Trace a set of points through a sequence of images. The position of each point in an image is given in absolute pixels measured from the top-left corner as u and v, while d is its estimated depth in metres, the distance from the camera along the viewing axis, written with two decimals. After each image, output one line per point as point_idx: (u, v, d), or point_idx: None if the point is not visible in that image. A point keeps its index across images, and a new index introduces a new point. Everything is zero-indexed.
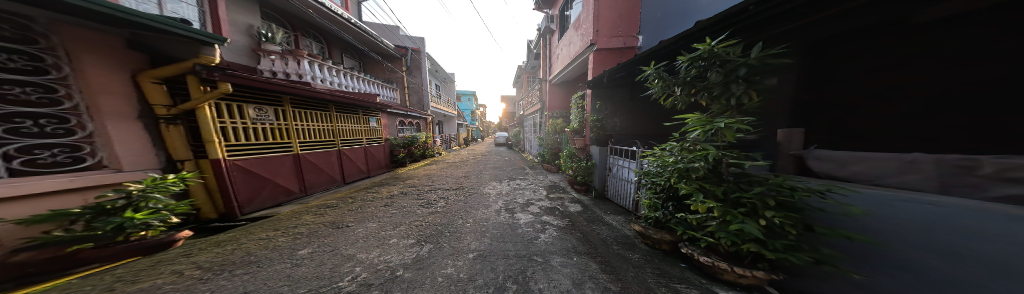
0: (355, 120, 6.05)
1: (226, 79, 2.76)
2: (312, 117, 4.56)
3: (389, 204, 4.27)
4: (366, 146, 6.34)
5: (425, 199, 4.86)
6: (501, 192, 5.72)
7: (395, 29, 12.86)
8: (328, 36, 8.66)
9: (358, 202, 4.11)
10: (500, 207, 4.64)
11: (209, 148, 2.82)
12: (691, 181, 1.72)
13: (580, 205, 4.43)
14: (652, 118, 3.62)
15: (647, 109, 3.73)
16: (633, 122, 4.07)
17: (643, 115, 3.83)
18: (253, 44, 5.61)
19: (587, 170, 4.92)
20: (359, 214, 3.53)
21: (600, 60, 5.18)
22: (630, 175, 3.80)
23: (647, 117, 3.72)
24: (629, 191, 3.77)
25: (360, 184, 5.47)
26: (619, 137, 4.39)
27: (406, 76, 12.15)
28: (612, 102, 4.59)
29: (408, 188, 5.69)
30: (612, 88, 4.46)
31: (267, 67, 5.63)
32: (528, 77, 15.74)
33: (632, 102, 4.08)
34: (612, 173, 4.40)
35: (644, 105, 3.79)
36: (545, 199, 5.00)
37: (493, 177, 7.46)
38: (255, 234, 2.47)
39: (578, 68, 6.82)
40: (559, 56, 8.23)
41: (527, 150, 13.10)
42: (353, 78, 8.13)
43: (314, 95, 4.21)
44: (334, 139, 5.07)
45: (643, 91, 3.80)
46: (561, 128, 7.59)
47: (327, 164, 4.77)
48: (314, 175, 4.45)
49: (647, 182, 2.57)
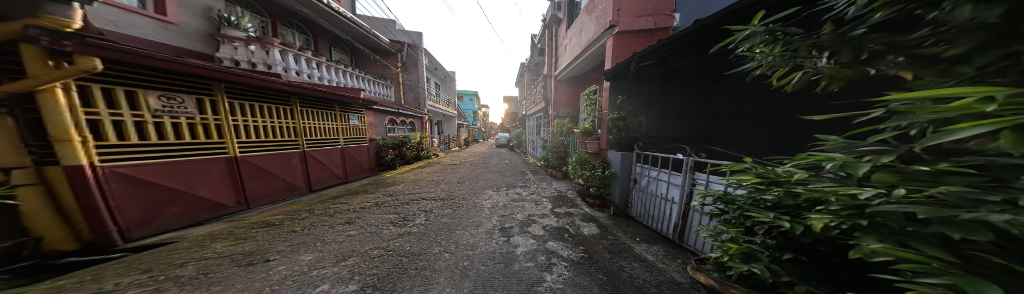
0: (330, 117, 5.25)
1: (83, 50, 1.95)
2: (267, 112, 3.78)
3: (352, 221, 3.36)
4: (344, 147, 5.52)
5: (402, 213, 3.96)
6: (496, 205, 4.80)
7: (389, 23, 12.15)
8: (313, 26, 7.97)
9: (312, 219, 3.23)
10: (493, 226, 3.72)
11: (65, 151, 2.04)
12: (914, 242, 0.65)
13: (596, 227, 3.53)
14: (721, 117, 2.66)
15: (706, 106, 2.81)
16: (679, 123, 3.13)
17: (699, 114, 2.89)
18: (213, 29, 4.83)
19: (604, 180, 3.94)
20: (299, 238, 2.62)
21: (621, 46, 4.23)
22: (671, 193, 2.78)
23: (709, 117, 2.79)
24: (670, 214, 2.78)
25: (331, 192, 4.63)
26: (648, 140, 3.59)
27: (402, 73, 11.36)
28: (643, 96, 3.69)
29: (388, 197, 4.81)
30: (639, 79, 3.67)
31: (229, 55, 4.88)
32: (531, 75, 14.84)
33: (680, 97, 3.13)
34: (641, 187, 3.41)
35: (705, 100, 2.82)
36: (550, 218, 4.05)
37: (490, 183, 6.55)
38: (107, 282, 1.65)
39: (591, 59, 5.85)
40: (567, 48, 7.26)
41: (529, 152, 12.17)
42: (337, 71, 7.34)
43: (267, 85, 3.50)
44: (300, 138, 4.28)
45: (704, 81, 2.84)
46: (569, 130, 6.62)
47: (285, 169, 3.96)
48: (266, 183, 3.64)
49: (719, 211, 1.64)
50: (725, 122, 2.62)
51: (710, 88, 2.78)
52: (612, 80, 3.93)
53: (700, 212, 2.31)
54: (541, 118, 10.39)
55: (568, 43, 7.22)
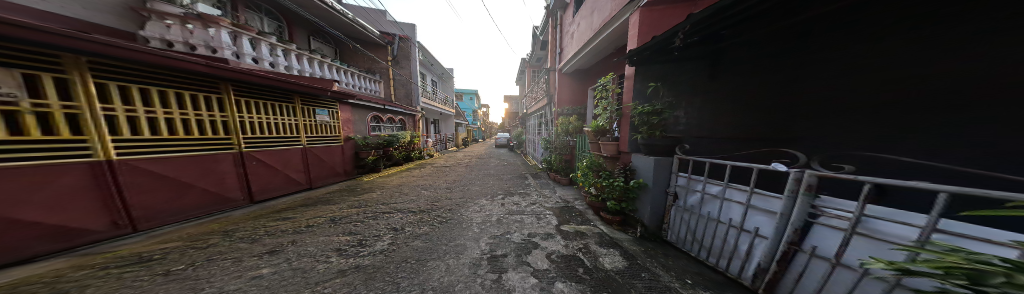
0: (288, 111, 4.34)
1: None
2: (172, 101, 2.86)
3: (282, 247, 2.35)
4: (307, 147, 4.59)
5: (361, 233, 2.98)
6: (488, 220, 3.83)
7: (380, 15, 11.28)
8: (286, 13, 7.07)
9: (216, 248, 2.22)
10: (479, 255, 2.71)
11: None
12: None
13: (619, 256, 2.58)
14: (816, 102, 1.67)
15: (790, 90, 1.83)
16: (739, 116, 2.17)
17: (772, 102, 1.94)
18: (137, 1, 3.92)
19: (627, 190, 3.00)
20: (158, 289, 1.64)
21: (647, 21, 3.29)
22: (754, 224, 1.77)
23: (792, 104, 1.82)
24: (748, 252, 1.77)
25: (281, 203, 3.69)
26: (691, 140, 2.62)
27: (392, 67, 10.45)
28: (681, 81, 2.76)
29: (354, 209, 3.86)
30: (677, 61, 2.79)
31: (157, 34, 3.97)
32: (532, 70, 13.94)
33: (740, 82, 2.19)
34: (687, 206, 2.44)
35: (790, 79, 1.87)
36: (554, 239, 3.09)
37: (483, 190, 5.62)
38: None
39: (604, 44, 4.87)
40: (574, 34, 6.32)
41: (530, 153, 11.15)
42: (311, 61, 6.46)
43: (172, 64, 2.63)
44: (234, 137, 3.40)
45: (788, 54, 1.88)
46: (576, 129, 5.63)
47: (205, 175, 3.04)
48: (168, 196, 2.73)
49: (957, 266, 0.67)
50: (822, 109, 1.63)
51: (791, 65, 1.84)
52: (638, 64, 3.08)
53: (835, 261, 1.22)
54: (543, 116, 9.40)
55: (576, 29, 6.26)
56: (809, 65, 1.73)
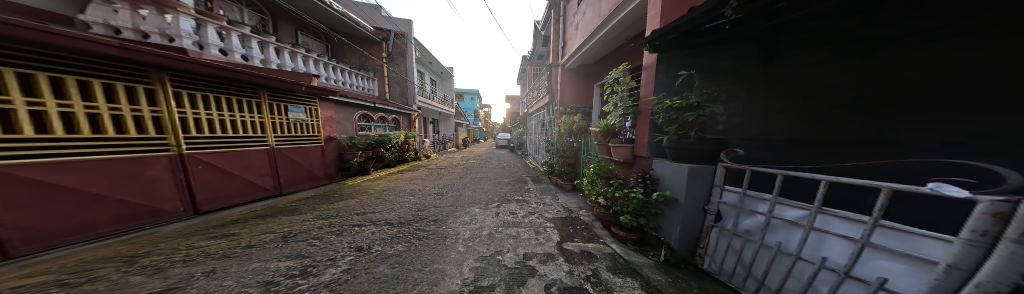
0: (251, 108, 3.81)
1: None
2: (73, 90, 2.31)
3: (187, 282, 1.76)
4: (276, 149, 4.05)
5: (312, 254, 2.36)
6: (477, 234, 3.20)
7: (375, 11, 10.85)
8: (270, 5, 6.61)
9: (94, 284, 1.64)
10: (457, 288, 2.07)
11: None
12: None
13: (641, 289, 1.92)
14: None
15: None
16: (819, 116, 1.57)
17: (872, 98, 1.33)
18: None
19: (649, 204, 2.36)
20: None
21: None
22: (873, 271, 1.13)
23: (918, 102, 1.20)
24: None
25: (232, 214, 3.17)
26: (739, 143, 1.98)
27: (387, 64, 9.95)
28: (722, 69, 2.13)
29: (320, 221, 3.28)
30: (714, 44, 2.17)
31: (101, 19, 3.42)
32: (534, 68, 13.41)
33: (817, 73, 1.59)
34: (738, 230, 1.81)
35: (910, 68, 1.23)
36: (555, 263, 2.44)
37: (478, 196, 5.02)
38: None
39: (615, 33, 4.28)
40: (579, 26, 5.74)
41: (532, 154, 10.53)
42: (293, 56, 5.97)
43: (74, 45, 2.09)
44: (169, 136, 2.92)
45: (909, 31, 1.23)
46: (582, 129, 5.05)
47: (129, 184, 2.58)
48: (65, 211, 2.24)
49: None
50: (985, 110, 1.02)
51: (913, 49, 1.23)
52: (660, 49, 2.45)
53: None
54: (545, 115, 8.80)
55: (582, 19, 5.60)
56: (943, 50, 1.11)
